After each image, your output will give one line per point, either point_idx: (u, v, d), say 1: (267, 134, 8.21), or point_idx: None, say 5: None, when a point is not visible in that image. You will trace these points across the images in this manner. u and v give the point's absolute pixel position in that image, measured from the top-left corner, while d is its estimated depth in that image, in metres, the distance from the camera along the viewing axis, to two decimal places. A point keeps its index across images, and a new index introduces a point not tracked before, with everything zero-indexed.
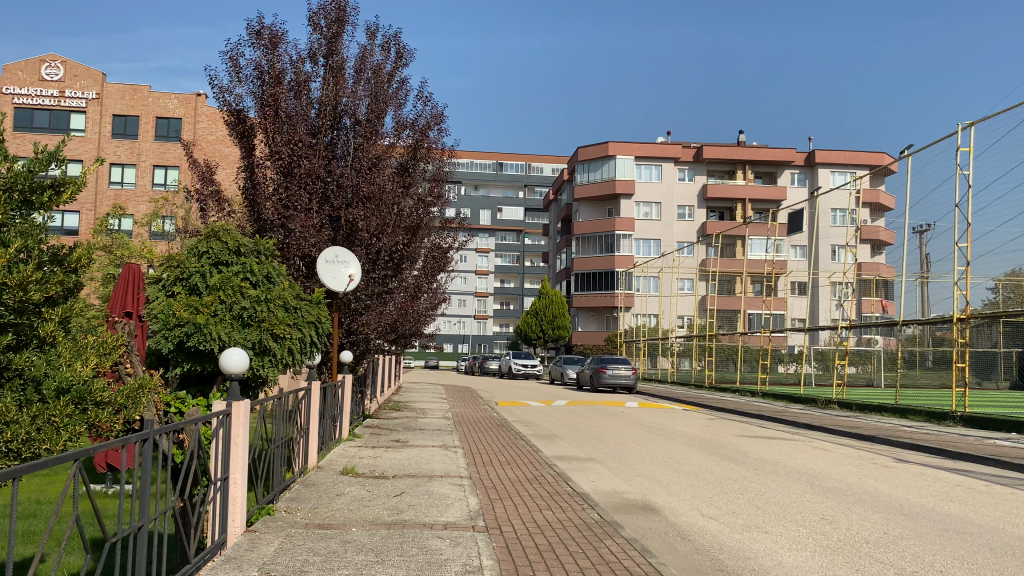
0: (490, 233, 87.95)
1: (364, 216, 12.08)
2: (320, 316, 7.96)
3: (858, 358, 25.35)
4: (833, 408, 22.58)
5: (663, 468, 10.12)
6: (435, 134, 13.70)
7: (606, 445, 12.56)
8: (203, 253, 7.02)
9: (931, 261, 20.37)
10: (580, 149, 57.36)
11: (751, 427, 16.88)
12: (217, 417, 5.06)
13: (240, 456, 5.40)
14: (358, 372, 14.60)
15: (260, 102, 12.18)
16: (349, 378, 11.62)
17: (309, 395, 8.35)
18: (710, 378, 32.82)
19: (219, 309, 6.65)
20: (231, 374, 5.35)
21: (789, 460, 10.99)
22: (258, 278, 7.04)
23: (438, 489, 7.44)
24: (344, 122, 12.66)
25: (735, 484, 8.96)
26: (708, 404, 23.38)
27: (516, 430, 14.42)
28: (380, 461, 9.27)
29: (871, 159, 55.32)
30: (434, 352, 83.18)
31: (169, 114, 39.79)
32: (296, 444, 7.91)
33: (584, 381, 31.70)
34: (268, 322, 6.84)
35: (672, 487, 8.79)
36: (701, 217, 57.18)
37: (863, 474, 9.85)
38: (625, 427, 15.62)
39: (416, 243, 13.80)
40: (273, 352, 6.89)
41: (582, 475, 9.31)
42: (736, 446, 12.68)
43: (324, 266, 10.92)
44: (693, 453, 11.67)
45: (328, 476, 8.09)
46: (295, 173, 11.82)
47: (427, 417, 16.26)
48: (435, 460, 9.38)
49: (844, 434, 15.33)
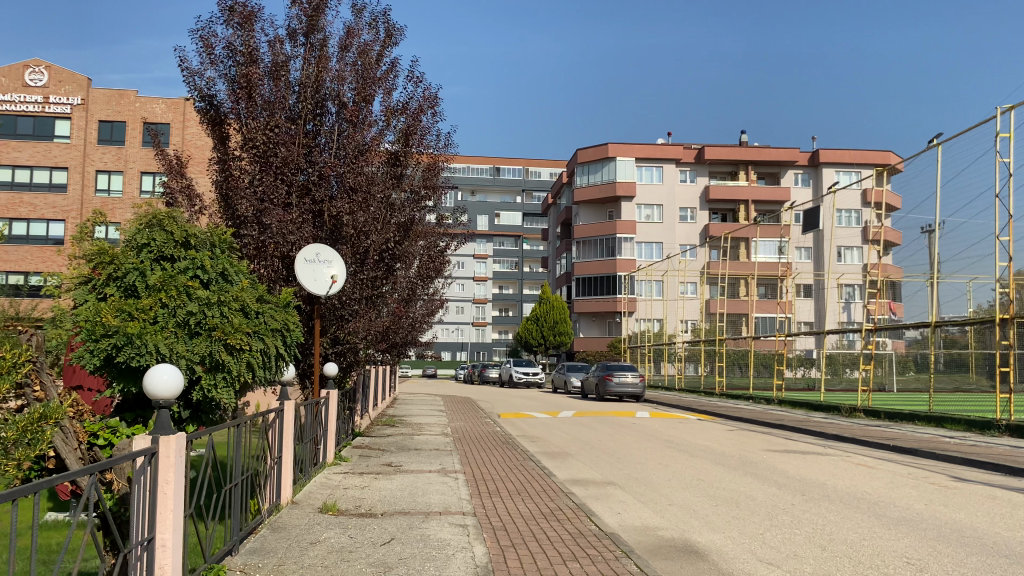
0: (488, 238, 86.73)
1: (349, 209, 10.71)
2: (289, 321, 6.51)
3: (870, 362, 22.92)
4: (857, 417, 21.22)
5: (695, 493, 8.81)
6: (428, 120, 12.28)
7: (624, 465, 11.18)
8: (143, 246, 5.69)
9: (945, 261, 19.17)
10: (578, 152, 56.22)
11: (776, 439, 15.55)
12: (142, 457, 3.74)
13: (174, 501, 4.05)
14: (345, 386, 13.16)
15: (233, 85, 10.86)
16: (333, 394, 10.23)
17: (281, 417, 6.98)
18: (720, 385, 31.45)
19: (159, 314, 5.39)
20: (158, 399, 3.97)
21: (836, 481, 9.66)
22: (210, 276, 5.72)
23: (437, 534, 6.09)
24: (328, 109, 11.27)
25: (784, 515, 7.63)
26: (723, 414, 21.96)
27: (521, 448, 13.08)
28: (367, 492, 7.91)
29: (876, 158, 54.13)
30: (432, 361, 81.76)
31: (157, 119, 38.19)
32: (265, 470, 6.59)
33: (588, 390, 30.28)
34: (221, 330, 5.50)
35: (715, 519, 7.46)
36: (704, 219, 55.99)
37: (929, 499, 8.51)
38: (641, 442, 14.30)
39: (408, 241, 12.38)
40: (227, 368, 5.55)
41: (605, 506, 7.97)
42: (771, 464, 11.34)
43: (303, 266, 9.60)
44: (725, 474, 10.30)
45: (303, 515, 6.72)
46: (272, 163, 10.44)
47: (424, 434, 14.81)
48: (430, 492, 8.02)
49: (880, 447, 14.01)
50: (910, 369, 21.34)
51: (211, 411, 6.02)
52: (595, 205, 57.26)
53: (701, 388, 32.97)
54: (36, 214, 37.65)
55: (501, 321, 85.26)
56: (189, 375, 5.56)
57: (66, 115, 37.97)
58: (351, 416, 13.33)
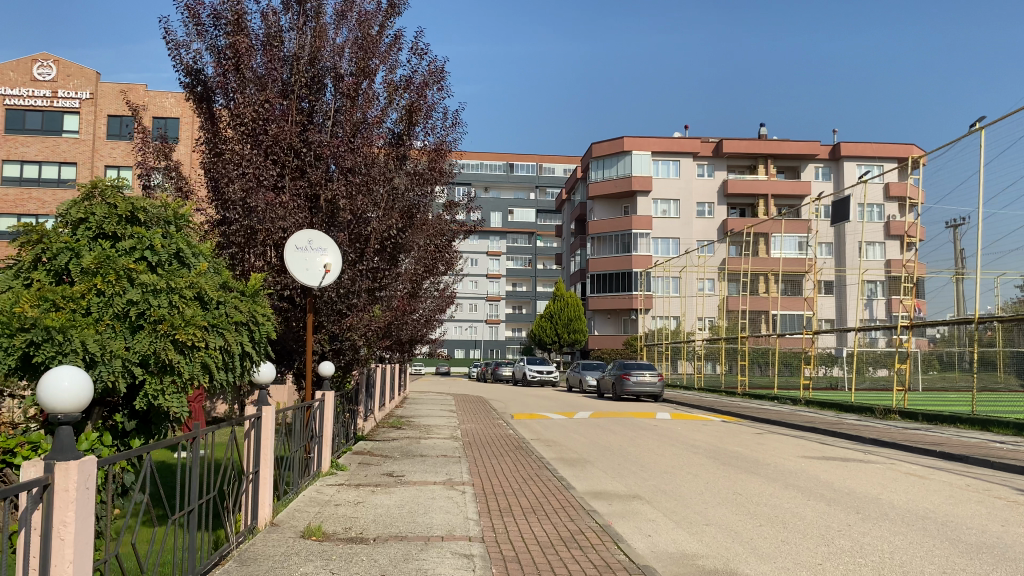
0: (501, 235, 85.77)
1: (346, 192, 9.65)
2: (257, 313, 6.11)
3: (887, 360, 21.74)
4: (893, 418, 20.03)
5: (735, 510, 7.78)
6: (434, 96, 11.26)
7: (648, 474, 10.16)
8: (81, 222, 5.33)
9: (964, 257, 18.08)
10: (593, 146, 55.19)
11: (811, 443, 14.49)
12: (25, 492, 2.79)
13: (81, 549, 3.05)
14: (344, 386, 12.19)
15: (220, 57, 9.93)
16: (328, 396, 9.18)
17: (257, 425, 5.96)
18: (741, 384, 30.28)
19: (94, 304, 4.97)
20: (55, 410, 3.00)
21: (889, 496, 8.60)
22: (159, 257, 5.36)
23: (436, 569, 5.09)
24: (326, 85, 10.26)
25: (841, 539, 6.60)
26: (747, 416, 20.81)
27: (535, 454, 12.06)
28: (361, 511, 6.88)
29: (898, 150, 52.67)
30: (444, 359, 80.99)
31: (166, 113, 37.25)
32: (232, 488, 5.67)
33: (605, 389, 29.15)
34: (168, 324, 5.08)
35: (763, 545, 6.43)
36: (722, 214, 54.67)
37: (1004, 519, 7.43)
38: (665, 447, 13.26)
39: (412, 229, 11.28)
40: (178, 369, 5.16)
41: (631, 527, 6.96)
42: (813, 474, 10.25)
43: (293, 254, 8.61)
44: (763, 486, 9.25)
45: (280, 542, 5.72)
46: (263, 141, 9.43)
47: (432, 437, 13.84)
48: (433, 509, 7.01)
49: (926, 453, 12.87)
50: (938, 366, 20.29)
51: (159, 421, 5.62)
52: (611, 200, 56.04)
53: (721, 388, 31.80)
54: (45, 211, 36.70)
55: (514, 319, 84.28)
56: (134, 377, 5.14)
57: (75, 109, 37.24)
58: (352, 420, 12.29)
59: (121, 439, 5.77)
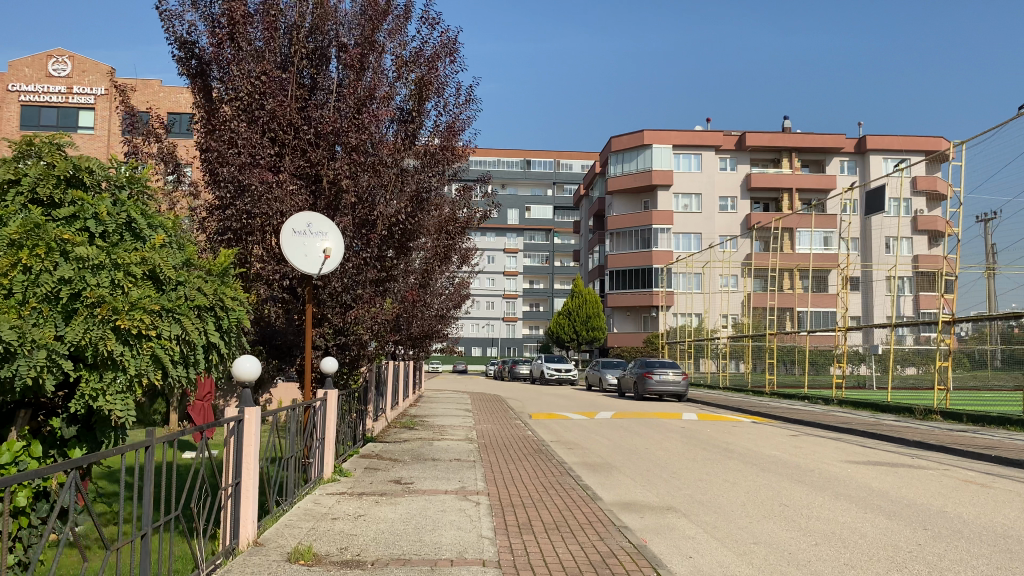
0: (518, 233, 84.84)
1: (349, 172, 8.78)
2: (225, 300, 5.80)
3: (922, 359, 20.33)
4: (934, 419, 18.89)
5: (784, 526, 6.85)
6: (445, 69, 10.39)
7: (680, 481, 9.26)
8: (12, 185, 5.10)
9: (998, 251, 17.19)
10: (612, 140, 54.15)
11: (853, 446, 13.49)
12: None
13: None
14: (350, 384, 11.36)
15: (215, 25, 9.08)
16: (331, 395, 8.36)
17: (238, 428, 5.18)
18: (769, 383, 29.17)
19: (16, 284, 4.62)
20: None
21: (955, 509, 7.64)
22: (104, 228, 5.14)
23: None
24: (330, 57, 9.43)
25: (915, 563, 5.66)
26: (777, 416, 19.83)
27: (556, 458, 11.17)
28: (360, 527, 6.04)
29: (926, 142, 51.28)
30: (461, 357, 80.28)
31: (181, 108, 36.54)
32: (201, 506, 4.85)
33: (627, 389, 28.17)
34: (108, 307, 4.80)
35: (824, 569, 5.52)
36: (745, 208, 53.53)
37: None
38: (695, 451, 12.32)
39: (422, 214, 10.34)
40: (123, 362, 4.85)
41: (668, 546, 6.07)
42: (863, 482, 9.29)
43: (290, 238, 7.79)
44: (812, 496, 8.30)
45: (262, 567, 4.86)
46: (259, 117, 8.60)
47: (445, 438, 13.03)
48: (443, 525, 6.14)
49: (979, 459, 11.83)
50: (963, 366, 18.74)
51: (103, 426, 5.14)
52: (630, 196, 54.99)
53: (747, 387, 30.74)
54: None
55: (532, 316, 83.48)
56: (69, 373, 4.78)
57: (90, 104, 36.75)
58: (360, 422, 11.47)
59: (59, 448, 5.24)
